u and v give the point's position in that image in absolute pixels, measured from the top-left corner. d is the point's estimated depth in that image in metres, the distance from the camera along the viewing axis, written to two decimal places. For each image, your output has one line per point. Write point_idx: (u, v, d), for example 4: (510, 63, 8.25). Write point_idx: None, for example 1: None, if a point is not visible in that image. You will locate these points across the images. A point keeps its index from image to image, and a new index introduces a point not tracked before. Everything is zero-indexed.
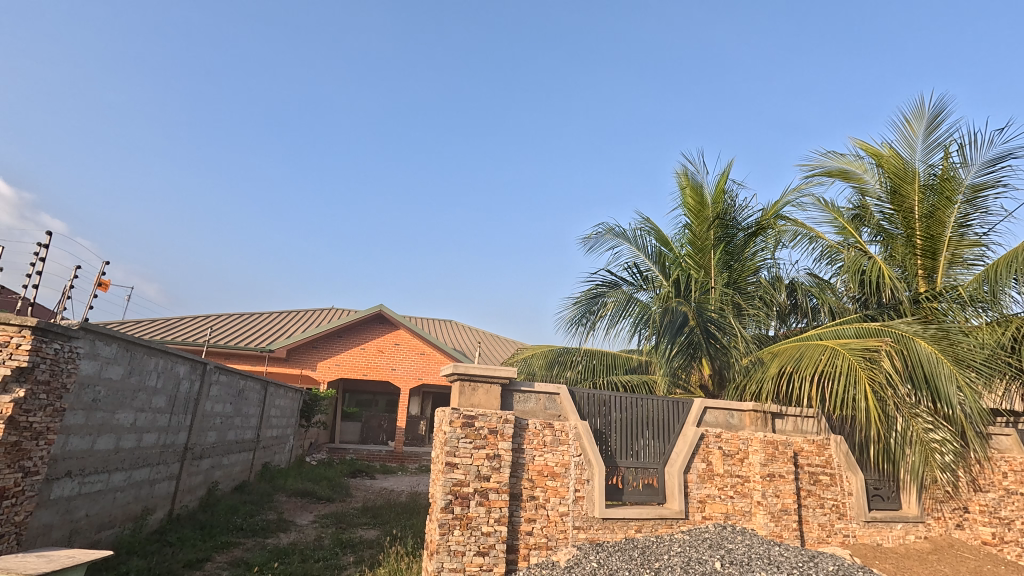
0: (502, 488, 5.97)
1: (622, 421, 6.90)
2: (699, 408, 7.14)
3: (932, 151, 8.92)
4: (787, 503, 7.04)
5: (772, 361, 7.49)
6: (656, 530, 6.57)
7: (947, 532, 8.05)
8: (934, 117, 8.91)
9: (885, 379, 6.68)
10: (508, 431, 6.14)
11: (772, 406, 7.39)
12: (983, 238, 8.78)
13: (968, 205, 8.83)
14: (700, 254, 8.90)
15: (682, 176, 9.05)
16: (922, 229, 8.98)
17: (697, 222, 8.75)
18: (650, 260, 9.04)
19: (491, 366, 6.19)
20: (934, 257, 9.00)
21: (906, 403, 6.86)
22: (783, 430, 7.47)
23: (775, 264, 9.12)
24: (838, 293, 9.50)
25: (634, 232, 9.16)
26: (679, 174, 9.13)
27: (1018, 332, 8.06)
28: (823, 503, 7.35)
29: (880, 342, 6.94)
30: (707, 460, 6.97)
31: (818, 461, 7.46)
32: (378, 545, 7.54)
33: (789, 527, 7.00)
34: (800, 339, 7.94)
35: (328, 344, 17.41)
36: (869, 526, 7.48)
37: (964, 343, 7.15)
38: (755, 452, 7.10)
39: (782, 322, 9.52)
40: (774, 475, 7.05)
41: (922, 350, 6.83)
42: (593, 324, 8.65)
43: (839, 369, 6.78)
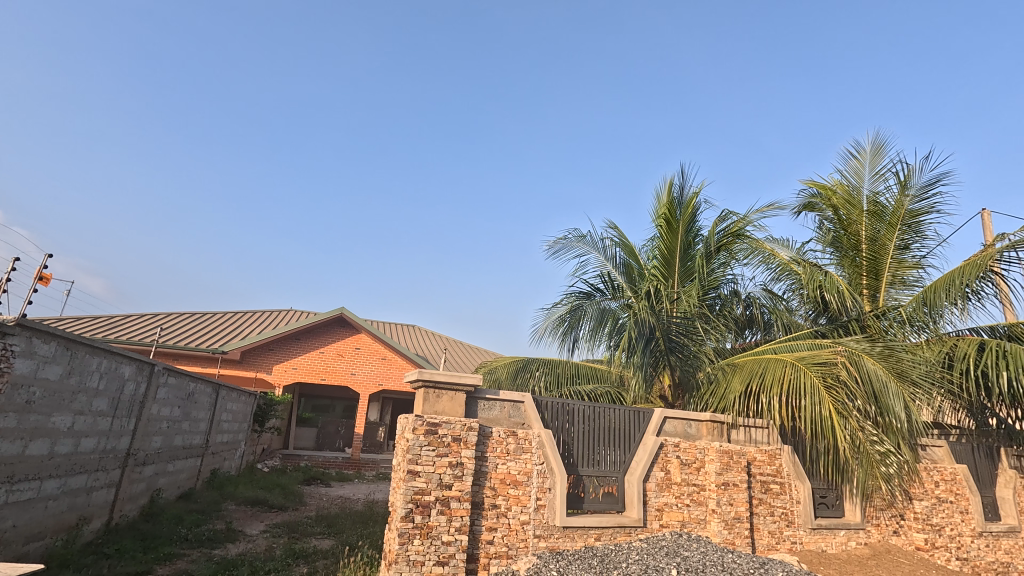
0: (464, 497, 5.91)
1: (585, 432, 6.98)
2: (659, 418, 7.31)
3: (881, 178, 9.47)
4: (740, 511, 7.27)
5: (737, 376, 7.71)
6: (615, 538, 6.64)
7: (886, 538, 8.46)
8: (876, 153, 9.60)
9: (840, 392, 7.05)
10: (471, 439, 6.10)
11: (727, 416, 7.72)
12: (920, 260, 9.39)
13: (908, 231, 9.43)
14: (666, 267, 9.14)
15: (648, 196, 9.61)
16: (868, 251, 9.58)
17: (665, 235, 9.00)
18: (617, 270, 9.33)
19: (456, 373, 6.17)
20: (877, 277, 9.61)
21: (858, 419, 7.12)
22: (737, 440, 7.75)
23: (734, 278, 9.41)
24: (793, 307, 9.91)
25: (601, 242, 9.40)
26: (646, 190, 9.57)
27: (953, 350, 8.67)
28: (773, 511, 7.63)
29: (834, 356, 7.32)
30: (665, 468, 7.14)
31: (769, 470, 7.76)
32: (334, 555, 7.33)
33: (741, 535, 7.22)
34: (758, 352, 8.27)
35: (285, 346, 16.87)
36: (814, 533, 7.80)
37: (907, 359, 7.66)
38: (710, 462, 7.31)
39: (739, 334, 9.91)
40: (729, 484, 7.27)
41: (870, 367, 7.17)
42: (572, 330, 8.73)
43: (800, 383, 7.08)
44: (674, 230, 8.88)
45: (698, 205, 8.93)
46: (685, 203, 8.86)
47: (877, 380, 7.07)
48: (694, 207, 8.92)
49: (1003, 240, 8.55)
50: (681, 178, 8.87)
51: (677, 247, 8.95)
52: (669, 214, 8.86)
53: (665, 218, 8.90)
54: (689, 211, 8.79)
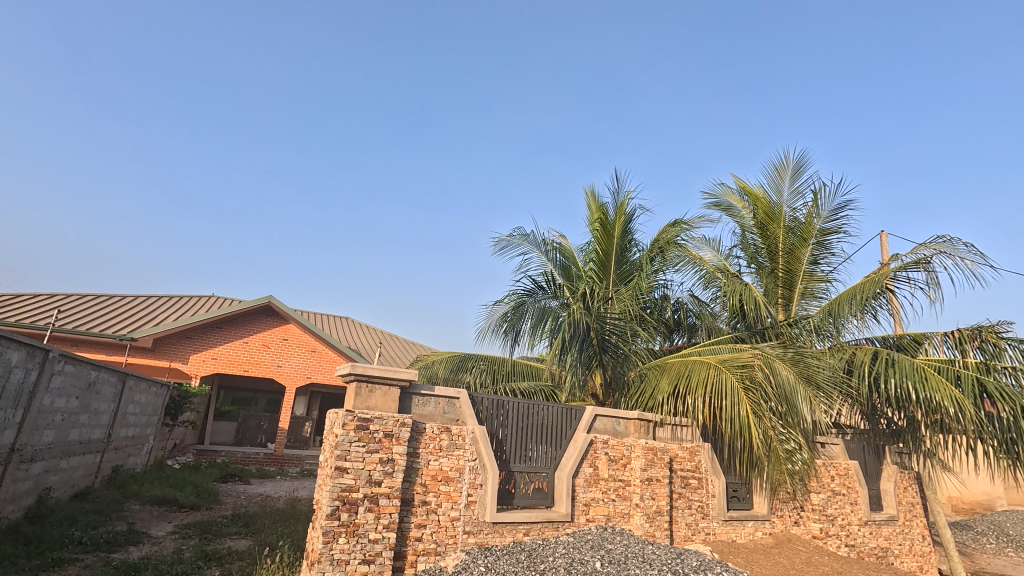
0: (393, 494, 5.80)
1: (518, 428, 7.07)
2: (590, 416, 7.53)
3: (797, 196, 10.28)
4: (661, 505, 7.64)
5: (665, 376, 8.10)
6: (543, 533, 6.77)
7: (787, 528, 9.21)
8: (795, 170, 10.39)
9: (756, 393, 7.59)
10: (403, 435, 5.99)
11: (653, 415, 8.10)
12: (828, 274, 10.29)
13: (819, 247, 10.31)
14: (602, 270, 9.42)
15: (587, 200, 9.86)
16: (783, 262, 10.33)
17: (601, 239, 9.27)
18: (557, 270, 9.56)
19: (390, 368, 6.04)
20: (791, 289, 10.40)
21: (771, 419, 7.67)
22: (661, 437, 8.15)
23: (665, 284, 9.84)
24: (715, 312, 10.54)
25: (541, 242, 9.54)
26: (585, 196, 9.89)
27: (852, 357, 9.61)
28: (690, 504, 8.08)
29: (751, 359, 7.88)
30: (593, 464, 7.36)
31: (689, 465, 8.22)
32: (251, 556, 6.95)
33: (661, 527, 7.59)
34: (684, 354, 8.72)
35: (204, 335, 15.78)
36: (726, 524, 8.34)
37: (814, 364, 8.38)
38: (636, 458, 7.62)
39: (667, 337, 10.40)
40: (652, 479, 7.62)
41: (782, 371, 7.77)
42: (513, 327, 8.80)
43: (721, 384, 7.55)
44: (609, 233, 9.15)
45: (631, 211, 9.26)
46: (620, 209, 9.18)
47: (788, 383, 7.69)
48: (628, 213, 9.26)
49: (898, 259, 9.53)
50: (616, 184, 9.18)
51: (612, 251, 9.25)
52: (605, 218, 9.16)
53: (600, 222, 9.18)
54: (623, 216, 9.12)
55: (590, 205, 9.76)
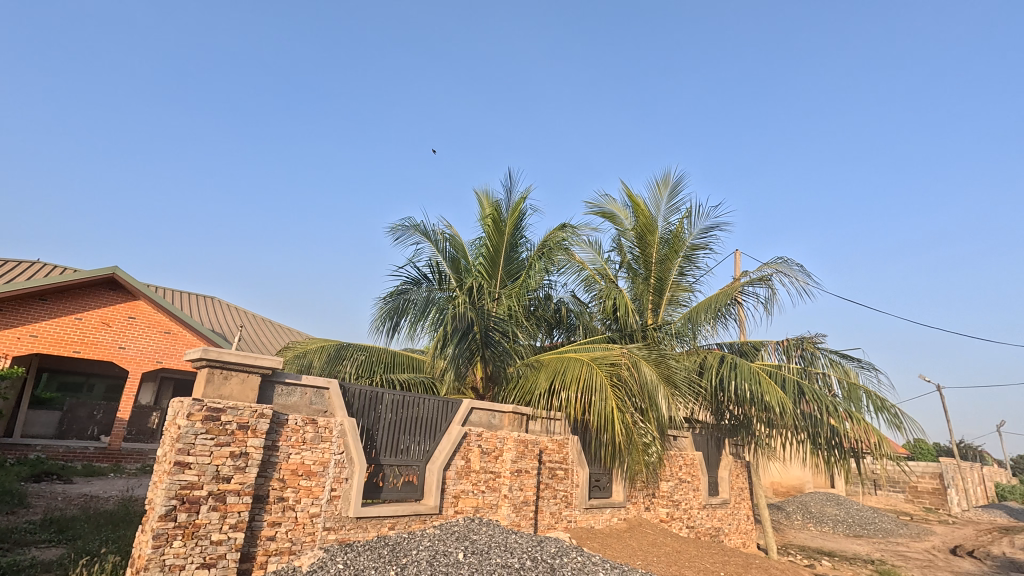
0: (244, 490, 5.33)
1: (391, 420, 6.91)
2: (466, 409, 7.59)
3: (671, 213, 11.27)
4: (528, 495, 7.93)
5: (542, 372, 8.41)
6: (409, 526, 6.67)
7: (640, 514, 10.07)
8: (673, 189, 11.37)
9: (621, 390, 8.18)
10: (261, 427, 5.53)
11: (526, 409, 8.38)
12: (692, 285, 11.41)
13: (686, 260, 11.40)
14: (490, 265, 9.46)
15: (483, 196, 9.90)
16: (655, 272, 11.27)
17: (492, 234, 9.32)
18: (446, 262, 9.60)
19: (251, 354, 5.54)
20: (660, 296, 11.37)
21: (633, 414, 8.32)
22: (533, 430, 8.48)
23: (550, 284, 10.19)
24: (592, 312, 11.13)
25: (432, 232, 9.40)
26: (478, 194, 9.95)
27: (704, 360, 10.78)
28: (556, 494, 8.49)
29: (620, 358, 8.49)
30: (466, 456, 7.43)
31: (557, 457, 8.64)
32: (63, 567, 5.96)
33: (526, 516, 7.87)
34: (562, 352, 9.13)
35: (21, 308, 13.23)
36: (586, 512, 8.91)
37: (672, 365, 9.25)
38: (508, 450, 7.83)
39: (547, 335, 10.82)
40: (521, 471, 7.88)
41: (646, 372, 8.48)
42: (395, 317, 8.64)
43: (592, 382, 8.01)
44: (500, 231, 9.27)
45: (523, 211, 9.45)
46: (513, 207, 9.34)
47: (649, 381, 8.39)
48: (521, 212, 9.43)
49: (747, 275, 10.88)
50: (511, 182, 9.31)
51: (501, 247, 9.36)
52: (497, 215, 9.24)
53: (492, 218, 9.23)
54: (516, 215, 9.28)
55: (485, 201, 9.81)
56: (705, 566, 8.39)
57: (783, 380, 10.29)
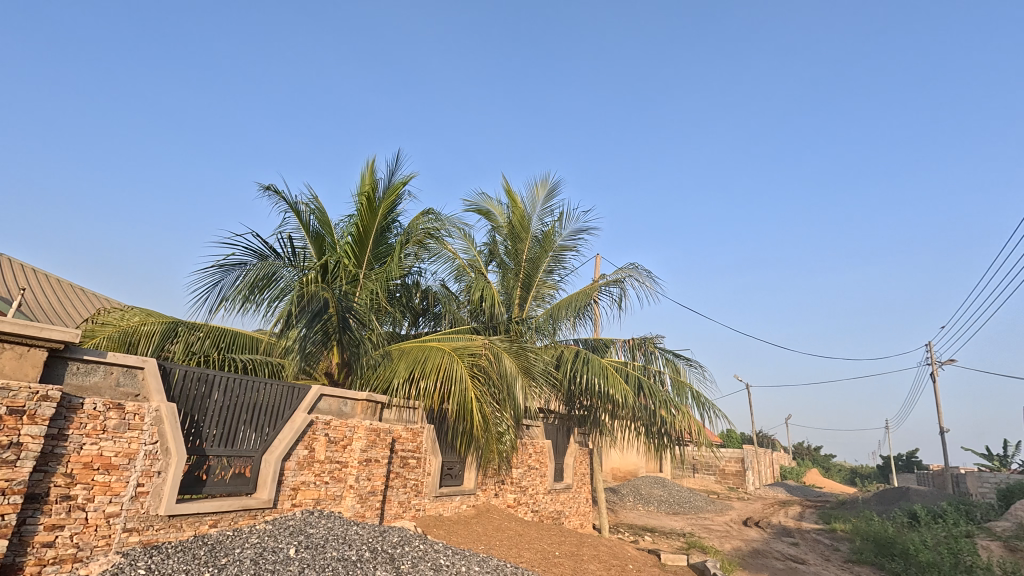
0: (12, 489, 4.34)
1: (222, 407, 6.20)
2: (314, 395, 7.08)
3: (545, 214, 11.70)
4: (376, 485, 7.68)
5: (402, 361, 8.19)
6: (236, 522, 6.05)
7: (488, 500, 10.34)
8: (550, 191, 11.82)
9: (480, 380, 8.33)
10: (43, 412, 4.58)
11: (381, 397, 8.11)
12: (556, 283, 11.99)
13: (554, 259, 11.93)
14: (358, 247, 8.89)
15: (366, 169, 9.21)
16: (524, 268, 11.63)
17: (365, 214, 8.72)
18: (308, 237, 8.74)
19: (34, 324, 4.56)
20: (527, 292, 11.77)
21: (489, 404, 8.49)
22: (388, 418, 8.28)
23: (419, 272, 9.94)
24: (459, 303, 11.11)
25: (295, 202, 8.55)
26: (362, 165, 9.24)
27: (561, 353, 11.41)
28: (405, 483, 8.34)
29: (480, 349, 8.62)
30: (310, 446, 6.94)
31: (410, 446, 8.50)
32: None
33: (372, 507, 7.61)
34: (424, 340, 8.98)
35: None
36: (436, 500, 8.91)
37: (531, 357, 9.66)
38: (358, 439, 7.48)
39: (412, 322, 10.58)
40: (370, 460, 7.60)
41: (505, 364, 8.72)
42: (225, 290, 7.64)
43: (452, 371, 7.99)
44: (373, 211, 8.70)
45: (401, 195, 9.01)
46: (391, 190, 8.85)
47: (507, 372, 8.66)
48: (398, 196, 8.98)
49: (604, 278, 11.77)
50: (394, 163, 8.78)
51: (373, 228, 8.79)
52: (373, 194, 8.68)
53: (366, 197, 8.66)
54: (392, 197, 8.80)
55: (367, 176, 9.18)
56: (543, 547, 8.91)
57: (626, 374, 11.35)
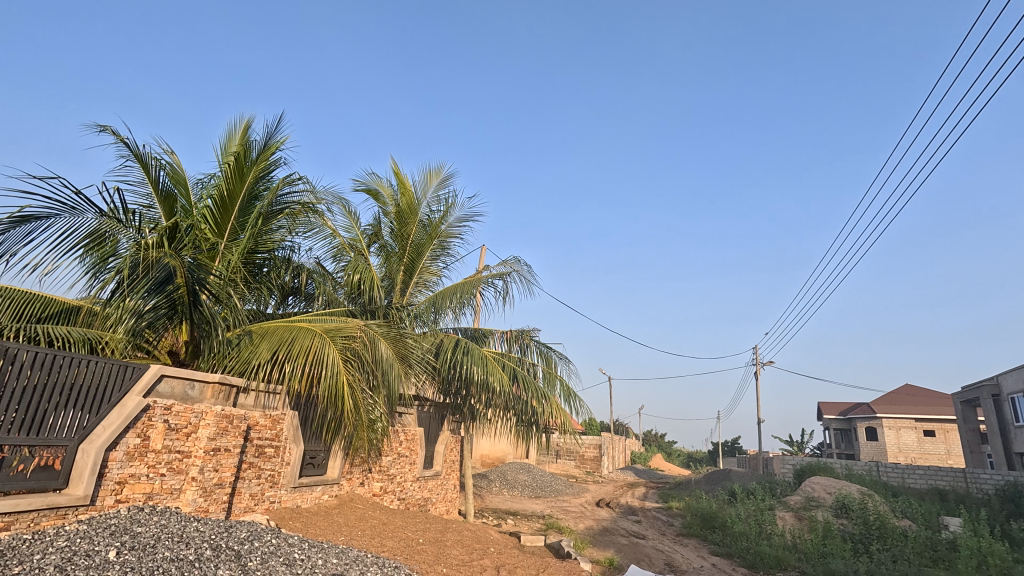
0: None
1: (27, 387, 5.17)
2: (154, 375, 6.23)
3: (434, 202, 11.47)
4: (223, 477, 6.98)
5: (265, 341, 7.50)
6: (37, 524, 5.07)
7: (352, 489, 9.93)
8: (443, 179, 11.62)
9: (353, 365, 7.95)
10: None
11: (237, 380, 7.39)
12: (440, 271, 11.85)
13: (440, 246, 11.76)
14: (221, 213, 7.95)
15: (239, 127, 8.26)
16: (409, 252, 11.31)
17: (231, 178, 7.82)
18: (156, 194, 7.66)
19: None
20: (410, 277, 11.48)
21: (361, 391, 8.14)
22: (244, 404, 7.60)
23: (292, 247, 9.16)
24: (335, 284, 10.48)
25: (142, 152, 7.38)
26: (236, 122, 8.27)
27: (440, 342, 11.33)
28: (259, 474, 7.69)
29: (356, 332, 8.20)
30: (144, 434, 6.05)
31: (268, 434, 7.86)
32: None
33: (217, 501, 6.90)
34: (293, 321, 8.32)
35: None
36: (294, 491, 8.35)
37: (409, 344, 9.44)
38: (205, 427, 6.74)
39: (280, 301, 9.75)
40: (218, 450, 6.88)
41: (381, 350, 8.46)
42: (17, 244, 6.31)
43: (323, 355, 7.51)
44: (242, 174, 7.83)
45: (276, 162, 8.22)
46: (264, 155, 8.01)
47: (383, 357, 8.37)
48: (272, 163, 8.17)
49: (488, 270, 11.90)
50: (271, 125, 7.96)
51: (239, 192, 7.89)
52: (243, 156, 7.81)
53: (235, 158, 7.76)
54: (264, 162, 7.97)
55: (239, 135, 8.24)
56: (407, 535, 8.82)
57: (502, 364, 11.65)
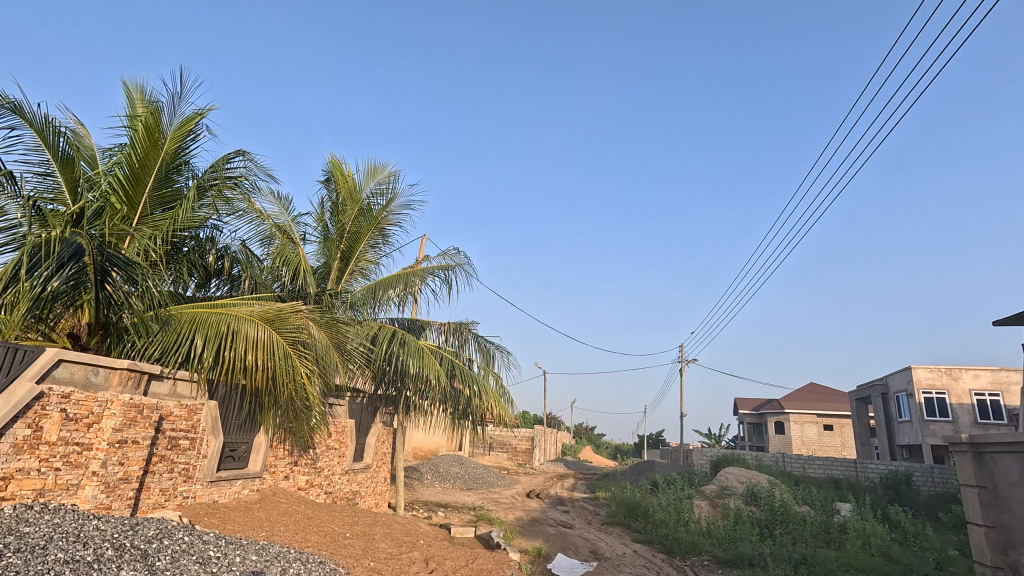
0: None
1: None
2: (50, 359, 5.63)
3: (377, 193, 11.13)
4: (130, 471, 6.44)
5: (199, 331, 7.03)
6: None
7: (276, 483, 9.45)
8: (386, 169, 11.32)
9: (304, 356, 7.94)
10: None
11: (150, 366, 6.82)
12: (378, 259, 11.50)
13: (379, 235, 11.39)
14: (133, 183, 7.23)
15: (137, 90, 7.57)
16: (346, 239, 10.90)
17: (141, 145, 7.14)
18: (56, 162, 6.87)
19: None
20: (345, 265, 11.09)
21: (297, 381, 7.80)
22: (156, 393, 7.04)
23: (216, 227, 8.61)
24: (261, 268, 9.82)
25: (34, 115, 6.61)
26: (127, 87, 7.51)
27: (376, 332, 11.02)
28: (172, 468, 7.17)
29: (300, 322, 8.02)
30: (37, 424, 5.45)
31: (182, 425, 7.35)
32: None
33: (122, 497, 6.35)
34: (214, 304, 7.82)
35: None
36: (211, 485, 7.85)
37: (344, 330, 9.23)
38: (110, 417, 6.18)
39: (201, 285, 9.14)
40: (125, 442, 6.35)
41: (316, 338, 8.32)
42: None
43: (254, 341, 7.23)
44: (155, 143, 7.21)
45: (194, 133, 7.62)
46: (178, 121, 7.39)
47: (322, 345, 8.33)
48: (190, 133, 7.58)
49: (428, 261, 11.72)
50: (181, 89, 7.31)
51: (152, 162, 7.27)
52: (153, 122, 7.17)
53: (144, 123, 7.10)
54: (180, 131, 7.39)
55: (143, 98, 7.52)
56: (333, 529, 8.57)
57: (439, 356, 11.53)
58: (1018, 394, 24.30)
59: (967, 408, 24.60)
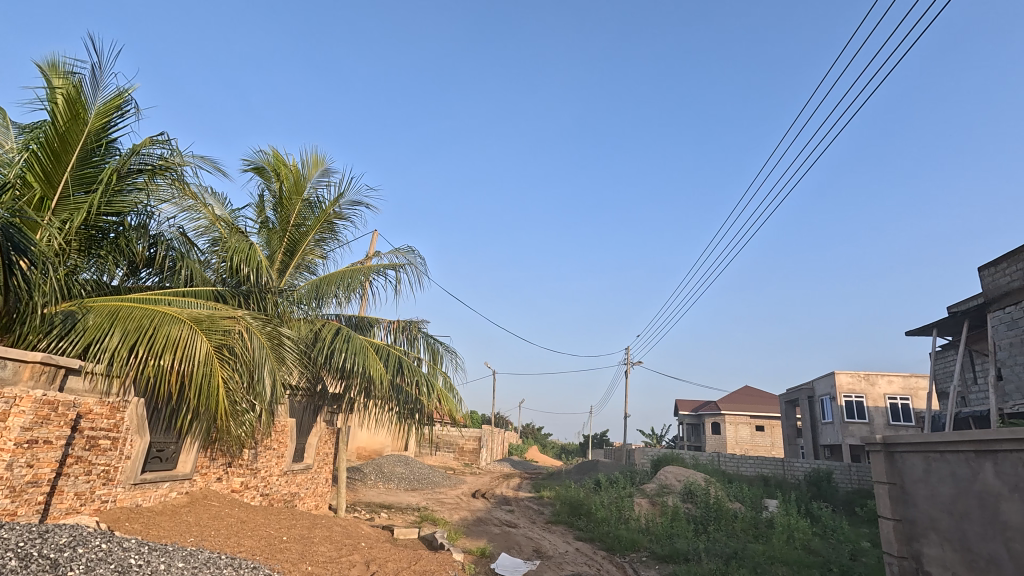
0: None
1: None
2: None
3: (321, 185, 10.75)
4: (40, 474, 5.92)
5: (117, 325, 6.47)
6: None
7: (207, 485, 8.94)
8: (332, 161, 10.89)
9: (227, 359, 7.29)
10: None
11: (70, 360, 6.29)
12: (325, 253, 11.20)
13: (326, 230, 11.03)
14: (53, 161, 6.68)
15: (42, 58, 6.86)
16: (291, 233, 10.52)
17: (62, 118, 6.57)
18: None
19: None
20: (290, 259, 10.68)
21: (215, 388, 7.04)
22: (74, 389, 6.48)
23: (150, 214, 7.95)
24: (201, 261, 9.34)
25: None
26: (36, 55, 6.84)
27: (318, 329, 10.70)
28: (89, 470, 6.64)
29: (231, 325, 7.42)
30: None
31: (103, 424, 6.83)
32: None
33: (30, 502, 5.82)
34: (144, 300, 7.30)
35: None
36: (133, 488, 7.33)
37: (282, 338, 8.68)
38: (18, 415, 5.67)
39: (130, 273, 8.52)
40: (35, 442, 5.85)
41: (256, 342, 7.84)
42: None
43: (171, 336, 6.60)
44: (77, 117, 6.66)
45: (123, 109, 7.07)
46: (104, 96, 6.85)
47: (258, 350, 7.83)
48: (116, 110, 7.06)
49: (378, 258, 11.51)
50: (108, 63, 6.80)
51: (75, 139, 6.73)
52: (76, 96, 6.60)
53: (65, 95, 6.52)
54: (105, 110, 6.88)
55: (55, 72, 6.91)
56: (268, 533, 8.20)
57: (387, 354, 11.29)
58: (925, 399, 26.67)
59: (881, 411, 26.75)
